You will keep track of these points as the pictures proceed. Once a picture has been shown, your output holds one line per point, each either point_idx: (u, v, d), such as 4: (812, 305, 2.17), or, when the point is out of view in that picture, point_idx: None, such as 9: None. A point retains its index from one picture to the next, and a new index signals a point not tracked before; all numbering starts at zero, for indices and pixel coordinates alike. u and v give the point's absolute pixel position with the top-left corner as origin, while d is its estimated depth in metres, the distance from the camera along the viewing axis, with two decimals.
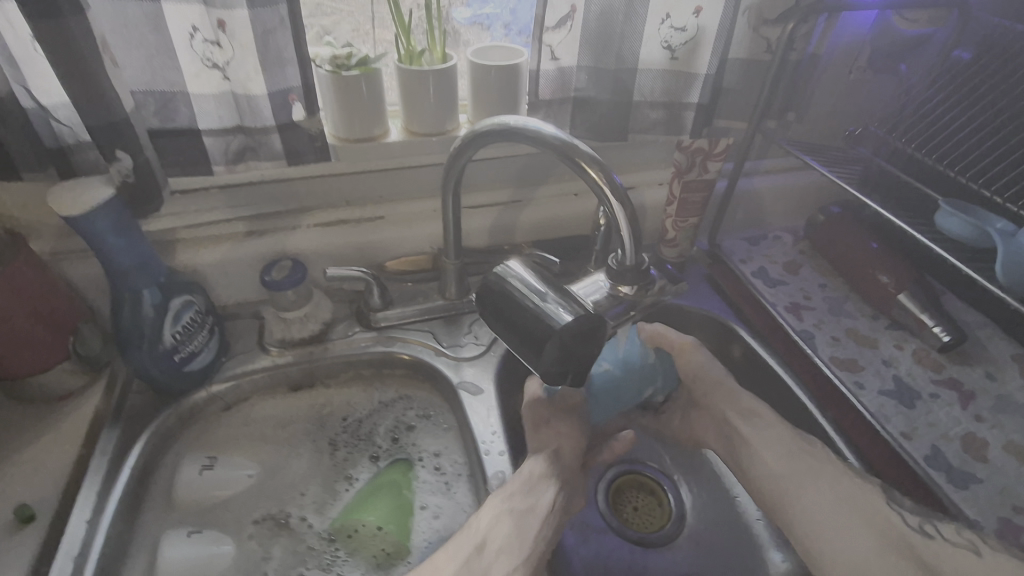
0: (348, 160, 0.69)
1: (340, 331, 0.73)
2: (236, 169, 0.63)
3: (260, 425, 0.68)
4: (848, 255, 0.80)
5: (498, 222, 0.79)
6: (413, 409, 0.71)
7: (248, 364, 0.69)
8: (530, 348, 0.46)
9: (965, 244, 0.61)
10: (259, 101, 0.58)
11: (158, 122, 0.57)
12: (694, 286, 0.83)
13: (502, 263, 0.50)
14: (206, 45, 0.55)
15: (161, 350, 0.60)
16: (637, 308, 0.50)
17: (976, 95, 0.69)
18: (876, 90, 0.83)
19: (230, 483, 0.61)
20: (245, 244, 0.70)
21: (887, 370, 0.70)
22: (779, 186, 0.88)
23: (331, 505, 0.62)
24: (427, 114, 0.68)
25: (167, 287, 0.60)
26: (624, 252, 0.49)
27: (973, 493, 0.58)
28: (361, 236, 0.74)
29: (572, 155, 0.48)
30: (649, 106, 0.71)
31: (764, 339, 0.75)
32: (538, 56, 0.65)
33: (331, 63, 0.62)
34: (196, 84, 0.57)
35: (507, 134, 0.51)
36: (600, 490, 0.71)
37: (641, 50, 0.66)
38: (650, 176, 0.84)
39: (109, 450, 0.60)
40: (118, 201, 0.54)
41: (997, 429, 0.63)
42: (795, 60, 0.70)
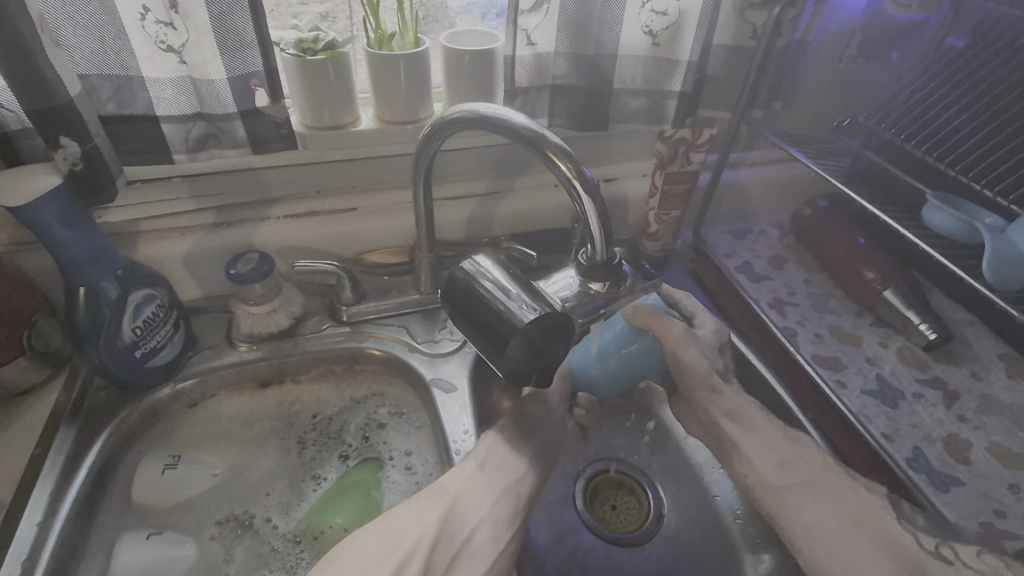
0: (317, 149, 0.67)
1: (312, 325, 0.71)
2: (199, 158, 0.60)
3: (228, 422, 0.67)
4: (836, 249, 0.78)
5: (475, 214, 0.77)
6: (385, 406, 0.69)
7: (215, 360, 0.67)
8: (496, 349, 0.44)
9: (954, 241, 0.59)
10: (219, 86, 0.55)
11: (114, 108, 0.55)
12: (677, 280, 0.81)
13: (469, 258, 0.47)
14: (158, 26, 0.52)
15: (120, 346, 0.59)
16: (611, 306, 0.48)
17: (970, 84, 0.66)
18: (867, 78, 0.80)
19: (193, 482, 0.60)
20: (212, 236, 0.69)
21: (870, 368, 0.69)
22: (766, 178, 0.86)
23: (297, 506, 0.61)
24: (400, 100, 0.65)
25: (125, 280, 0.58)
26: (594, 248, 0.46)
27: (953, 497, 0.57)
28: (332, 228, 0.72)
29: (542, 147, 0.45)
30: (631, 94, 0.68)
31: (746, 336, 0.74)
32: (513, 41, 0.62)
33: (296, 47, 0.59)
34: (151, 67, 0.54)
35: (474, 122, 0.49)
36: (577, 489, 0.70)
37: (621, 36, 0.64)
38: (632, 167, 0.82)
39: (65, 449, 0.58)
40: (66, 190, 0.51)
41: (980, 430, 0.62)
42: (782, 47, 0.67)
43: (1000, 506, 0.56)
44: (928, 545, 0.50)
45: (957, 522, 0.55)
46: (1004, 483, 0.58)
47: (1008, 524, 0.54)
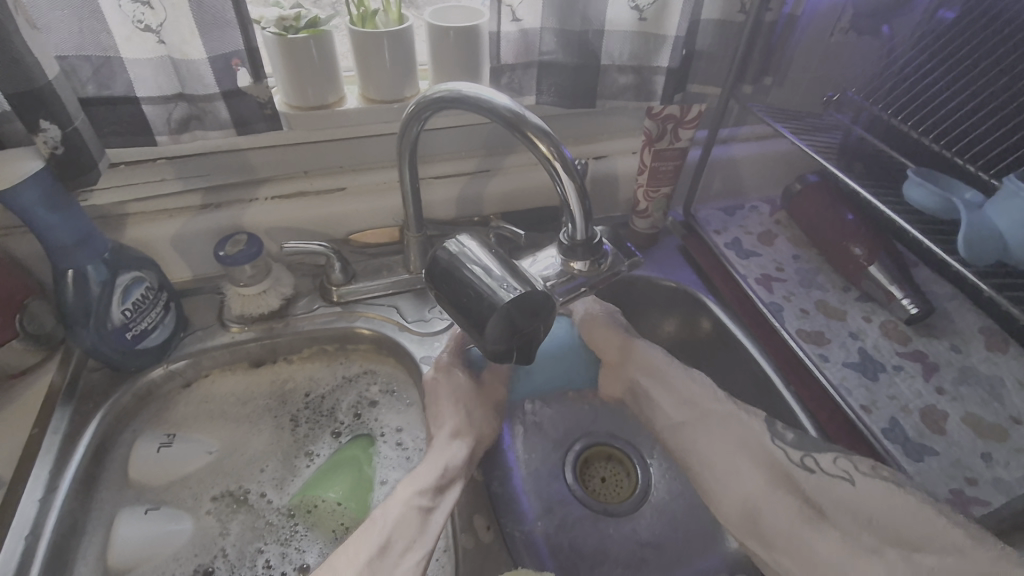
0: (302, 129, 0.66)
1: (303, 306, 0.72)
2: (182, 139, 0.60)
3: (221, 401, 0.68)
4: (823, 227, 0.79)
5: (464, 193, 0.77)
6: (377, 383, 0.71)
7: (207, 341, 0.68)
8: (477, 328, 0.45)
9: (932, 217, 0.59)
10: (200, 66, 0.55)
11: (93, 89, 0.55)
12: (666, 257, 0.82)
13: (454, 240, 0.48)
14: (135, 5, 0.51)
15: (110, 328, 0.59)
16: (591, 284, 0.50)
17: (956, 58, 0.66)
18: (857, 52, 0.80)
19: (189, 460, 0.62)
20: (202, 217, 0.69)
21: (853, 342, 0.70)
22: (758, 154, 0.86)
23: (291, 481, 0.63)
24: (384, 78, 0.64)
25: (111, 262, 0.59)
26: (573, 227, 0.48)
27: (927, 465, 0.58)
28: (321, 208, 0.72)
29: (521, 128, 0.45)
30: (618, 70, 0.67)
31: (732, 311, 0.75)
32: (497, 18, 0.61)
33: (278, 25, 0.58)
34: (129, 48, 0.53)
35: (456, 101, 0.48)
36: (568, 461, 0.72)
37: (608, 11, 0.63)
38: (622, 145, 0.81)
39: (62, 429, 0.59)
40: (47, 173, 0.52)
41: (957, 401, 0.64)
42: (770, 21, 0.66)
43: (973, 474, 0.57)
44: (799, 467, 0.52)
45: (929, 489, 0.56)
46: (977, 451, 0.59)
47: (978, 490, 0.56)
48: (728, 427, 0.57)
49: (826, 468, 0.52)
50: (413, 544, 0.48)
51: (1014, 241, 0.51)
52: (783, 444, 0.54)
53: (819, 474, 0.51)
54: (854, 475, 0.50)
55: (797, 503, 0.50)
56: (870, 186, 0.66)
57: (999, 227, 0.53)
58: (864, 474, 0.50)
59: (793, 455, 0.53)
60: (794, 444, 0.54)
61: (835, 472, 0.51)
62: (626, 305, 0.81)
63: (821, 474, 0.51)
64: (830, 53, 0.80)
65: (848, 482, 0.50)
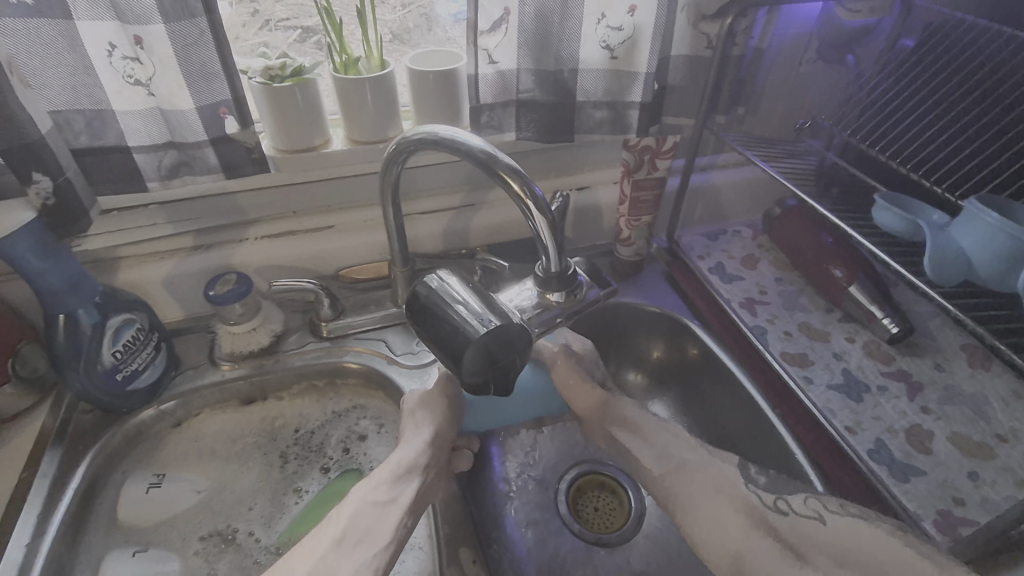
0: (289, 172, 0.69)
1: (293, 342, 0.73)
2: (172, 185, 0.63)
3: (211, 440, 0.69)
4: (804, 250, 0.80)
5: (450, 227, 0.79)
6: (367, 417, 0.71)
7: (197, 380, 0.69)
8: (454, 361, 0.46)
9: (902, 239, 0.60)
10: (188, 116, 0.57)
11: (86, 140, 0.57)
12: (650, 283, 0.83)
13: (433, 274, 0.49)
14: (126, 61, 0.54)
15: (100, 370, 0.60)
16: (567, 314, 0.51)
17: (919, 83, 0.69)
18: (827, 81, 0.83)
19: (177, 499, 0.63)
20: (192, 258, 0.70)
21: (838, 363, 0.70)
22: (737, 180, 0.88)
23: (279, 519, 0.63)
24: (368, 121, 0.67)
25: (103, 306, 0.60)
26: (547, 260, 0.49)
27: (914, 486, 0.58)
28: (310, 246, 0.74)
29: (493, 167, 0.47)
30: (593, 106, 0.70)
31: (717, 336, 0.76)
32: (474, 60, 0.63)
33: (264, 74, 0.61)
34: (120, 101, 0.56)
35: (434, 144, 0.50)
36: (560, 492, 0.71)
37: (580, 50, 0.66)
38: (602, 176, 0.84)
39: (51, 472, 0.60)
40: (39, 223, 0.53)
41: (942, 420, 0.64)
42: (737, 55, 0.69)
43: (962, 494, 0.57)
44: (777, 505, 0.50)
45: (917, 510, 0.56)
46: (964, 471, 0.59)
47: (966, 511, 0.56)
48: (706, 470, 0.53)
49: (799, 509, 0.49)
50: (388, 556, 0.47)
51: (980, 261, 0.53)
52: (757, 489, 0.51)
53: (793, 515, 0.49)
54: (824, 515, 0.49)
55: (773, 547, 0.46)
56: (842, 210, 0.68)
57: (963, 247, 0.54)
58: (832, 511, 0.49)
59: (767, 498, 0.50)
60: (767, 488, 0.51)
61: (807, 513, 0.49)
62: (612, 332, 0.82)
63: (794, 516, 0.49)
64: (800, 81, 0.83)
65: (820, 522, 0.48)
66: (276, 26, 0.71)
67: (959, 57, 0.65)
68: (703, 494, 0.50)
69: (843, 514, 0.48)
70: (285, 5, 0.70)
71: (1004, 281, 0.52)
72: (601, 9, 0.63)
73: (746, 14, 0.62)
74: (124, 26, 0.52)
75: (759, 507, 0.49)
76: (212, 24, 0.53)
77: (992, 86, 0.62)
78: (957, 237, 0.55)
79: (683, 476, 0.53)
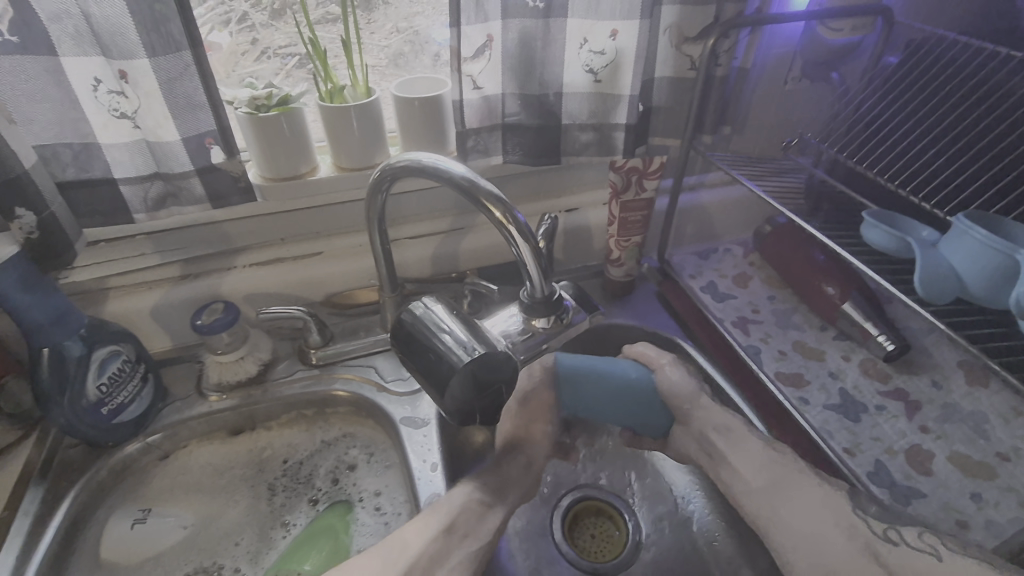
0: (276, 200, 0.69)
1: (282, 370, 0.72)
2: (158, 216, 0.63)
3: (197, 473, 0.67)
4: (796, 266, 0.79)
5: (440, 251, 0.78)
6: (356, 447, 0.70)
7: (185, 411, 0.68)
8: (438, 389, 0.45)
9: (892, 257, 0.60)
10: (173, 147, 0.57)
11: (72, 174, 0.57)
12: (643, 303, 0.83)
13: (419, 301, 0.49)
14: (111, 95, 0.55)
15: (85, 404, 0.60)
16: (553, 340, 0.50)
17: (903, 100, 0.69)
18: (813, 98, 0.84)
19: (163, 535, 0.62)
20: (180, 288, 0.70)
21: (833, 383, 0.69)
22: (726, 198, 0.88)
23: (266, 554, 0.61)
24: (353, 148, 0.67)
25: (88, 338, 0.60)
26: (533, 285, 0.49)
27: (916, 509, 0.56)
28: (299, 273, 0.73)
29: (474, 193, 0.47)
30: (579, 128, 0.70)
31: (711, 356, 0.75)
32: (459, 87, 0.64)
33: (250, 104, 0.61)
34: (106, 134, 0.56)
35: (417, 171, 0.50)
36: (555, 520, 0.70)
37: (564, 75, 0.66)
38: (592, 197, 0.84)
39: (32, 510, 0.58)
40: (22, 258, 0.53)
41: (942, 440, 0.62)
42: (720, 76, 0.69)
43: (964, 516, 0.56)
44: (880, 530, 0.49)
45: None
46: (966, 492, 0.57)
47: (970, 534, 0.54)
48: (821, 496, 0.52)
49: (912, 541, 0.48)
50: None
51: (969, 277, 0.52)
52: (866, 515, 0.51)
53: (904, 547, 0.48)
54: (941, 551, 0.47)
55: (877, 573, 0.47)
56: (831, 227, 0.68)
57: (953, 264, 0.54)
58: (952, 550, 0.47)
59: (876, 526, 0.50)
60: (877, 515, 0.51)
61: (920, 546, 0.48)
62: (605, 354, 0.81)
63: (907, 548, 0.48)
64: (786, 99, 0.83)
65: (934, 558, 0.47)
66: (274, 54, 0.72)
67: (943, 74, 0.66)
68: (807, 516, 0.51)
69: (963, 553, 0.47)
70: (282, 34, 0.70)
71: (996, 297, 0.51)
72: (583, 35, 0.63)
73: (727, 36, 0.63)
74: (109, 61, 0.53)
75: (866, 534, 0.49)
76: (197, 58, 0.54)
77: (977, 101, 0.63)
78: (947, 254, 0.55)
79: (789, 493, 0.53)
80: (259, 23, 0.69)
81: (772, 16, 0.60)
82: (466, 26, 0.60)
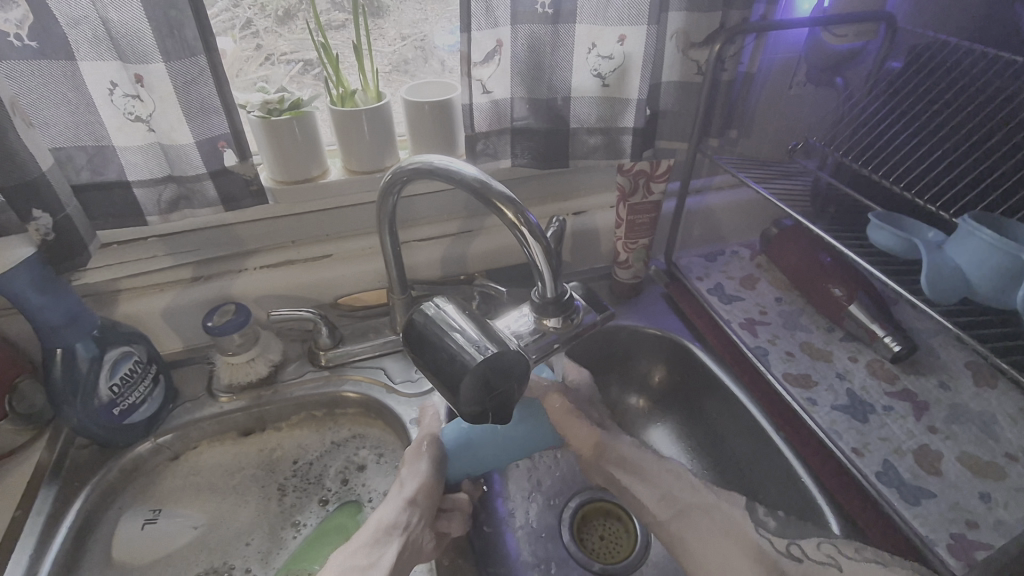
0: (288, 203, 0.70)
1: (292, 371, 0.72)
2: (171, 218, 0.63)
3: (208, 473, 0.68)
4: (802, 268, 0.80)
5: (448, 254, 0.79)
6: (366, 447, 0.70)
7: (195, 412, 0.68)
8: (449, 389, 0.45)
9: (898, 258, 0.60)
10: (187, 149, 0.58)
11: (87, 176, 0.58)
12: (650, 304, 0.83)
13: (431, 301, 0.49)
14: (127, 99, 0.55)
15: (97, 405, 0.60)
16: (564, 340, 0.51)
17: (907, 105, 0.70)
18: (818, 103, 0.85)
19: (173, 536, 0.62)
20: (192, 289, 0.71)
21: (841, 384, 0.70)
22: (732, 201, 0.89)
23: (277, 554, 0.61)
24: (364, 152, 0.68)
25: (101, 339, 0.60)
26: (543, 285, 0.49)
27: (925, 509, 0.57)
28: (310, 275, 0.74)
29: (487, 195, 0.47)
30: (587, 132, 0.71)
31: (719, 357, 0.75)
32: (468, 91, 0.65)
33: (262, 108, 0.62)
34: (121, 137, 0.57)
35: (430, 173, 0.51)
36: (564, 521, 0.70)
37: (572, 80, 0.67)
38: (599, 200, 0.85)
39: (46, 509, 0.59)
40: (38, 259, 0.54)
41: (950, 440, 0.63)
42: (727, 80, 0.70)
43: (974, 516, 0.56)
44: (781, 546, 0.50)
45: (928, 534, 0.55)
46: (976, 492, 0.58)
47: (980, 534, 0.54)
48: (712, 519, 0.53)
49: (812, 555, 0.49)
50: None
51: (975, 277, 0.53)
52: (767, 532, 0.52)
53: (807, 562, 0.49)
54: (839, 560, 0.49)
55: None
56: (838, 229, 0.68)
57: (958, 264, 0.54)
58: (849, 557, 0.49)
59: (778, 543, 0.50)
60: (777, 531, 0.52)
61: (820, 557, 0.49)
62: (613, 356, 0.81)
63: (809, 563, 0.49)
64: (792, 104, 0.84)
65: (835, 568, 0.48)
66: (278, 60, 0.73)
67: (945, 77, 0.67)
68: (706, 543, 0.52)
69: (860, 560, 0.48)
70: (286, 40, 0.71)
71: (1002, 297, 0.52)
72: (592, 39, 0.64)
73: (733, 41, 0.63)
74: (125, 65, 0.53)
75: (770, 552, 0.50)
76: (212, 62, 0.54)
77: (979, 104, 0.63)
78: (953, 255, 0.55)
79: (693, 517, 0.54)
80: (263, 30, 0.70)
81: (778, 21, 0.61)
82: (475, 32, 0.61)
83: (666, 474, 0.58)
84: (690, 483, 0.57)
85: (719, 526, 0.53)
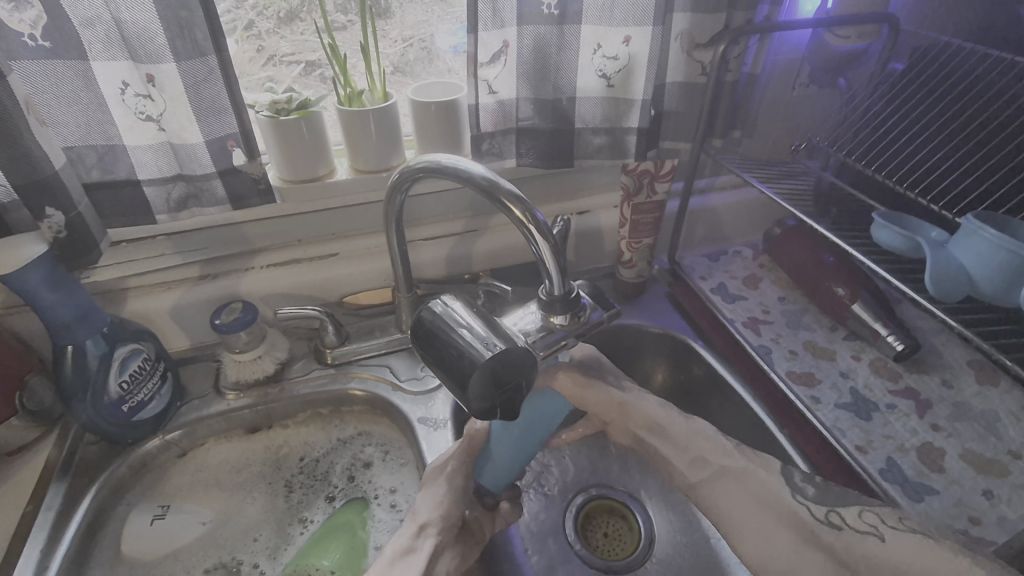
0: (295, 202, 0.70)
1: (298, 369, 0.73)
2: (180, 216, 0.64)
3: (215, 470, 0.68)
4: (805, 268, 0.80)
5: (453, 253, 0.79)
6: (372, 444, 0.71)
7: (203, 409, 0.69)
8: (458, 385, 0.46)
9: (902, 257, 0.60)
10: (196, 148, 0.59)
11: (97, 175, 0.58)
12: (654, 304, 0.84)
13: (439, 299, 0.50)
14: (137, 98, 0.56)
15: (107, 401, 0.61)
16: (571, 337, 0.51)
17: (910, 105, 0.70)
18: (821, 104, 0.85)
19: (182, 532, 0.62)
20: (199, 287, 0.71)
21: (844, 382, 0.70)
22: (735, 202, 0.89)
23: (285, 550, 0.62)
24: (371, 151, 0.69)
25: (110, 336, 0.61)
26: (551, 283, 0.50)
27: (928, 506, 0.57)
28: (316, 273, 0.75)
29: (495, 193, 0.48)
30: (592, 132, 0.71)
31: (722, 356, 0.76)
32: (474, 91, 0.65)
33: (270, 108, 0.63)
34: (131, 136, 0.58)
35: (438, 171, 0.51)
36: (569, 517, 0.71)
37: (577, 80, 0.68)
38: (603, 199, 0.85)
39: (55, 505, 0.59)
40: (50, 256, 0.54)
41: (953, 438, 0.63)
42: (731, 80, 0.70)
43: (977, 513, 0.56)
44: (821, 516, 0.46)
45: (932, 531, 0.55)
46: (979, 490, 0.58)
47: (983, 530, 0.55)
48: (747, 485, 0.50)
49: (854, 524, 0.45)
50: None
51: (979, 275, 0.53)
52: (805, 500, 0.48)
53: (847, 531, 0.45)
54: (883, 530, 0.44)
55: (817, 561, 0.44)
56: (841, 229, 0.69)
57: (962, 262, 0.54)
58: (893, 528, 0.44)
59: (816, 512, 0.47)
60: (816, 500, 0.48)
61: (864, 528, 0.45)
62: (617, 354, 0.81)
63: (850, 532, 0.45)
64: (794, 105, 0.84)
65: (878, 538, 0.44)
66: (280, 61, 0.73)
67: (948, 79, 0.67)
68: (743, 510, 0.49)
69: (902, 530, 0.44)
70: (287, 41, 0.72)
71: (1005, 295, 0.52)
72: (597, 40, 0.65)
73: (737, 41, 0.64)
74: (137, 65, 0.54)
75: (805, 523, 0.46)
76: (222, 62, 0.55)
77: (981, 105, 0.64)
78: (956, 253, 0.56)
79: (727, 484, 0.51)
80: (265, 31, 0.71)
81: (782, 23, 0.62)
82: (481, 32, 0.62)
83: (694, 437, 0.55)
84: (720, 446, 0.53)
85: (755, 494, 0.49)
